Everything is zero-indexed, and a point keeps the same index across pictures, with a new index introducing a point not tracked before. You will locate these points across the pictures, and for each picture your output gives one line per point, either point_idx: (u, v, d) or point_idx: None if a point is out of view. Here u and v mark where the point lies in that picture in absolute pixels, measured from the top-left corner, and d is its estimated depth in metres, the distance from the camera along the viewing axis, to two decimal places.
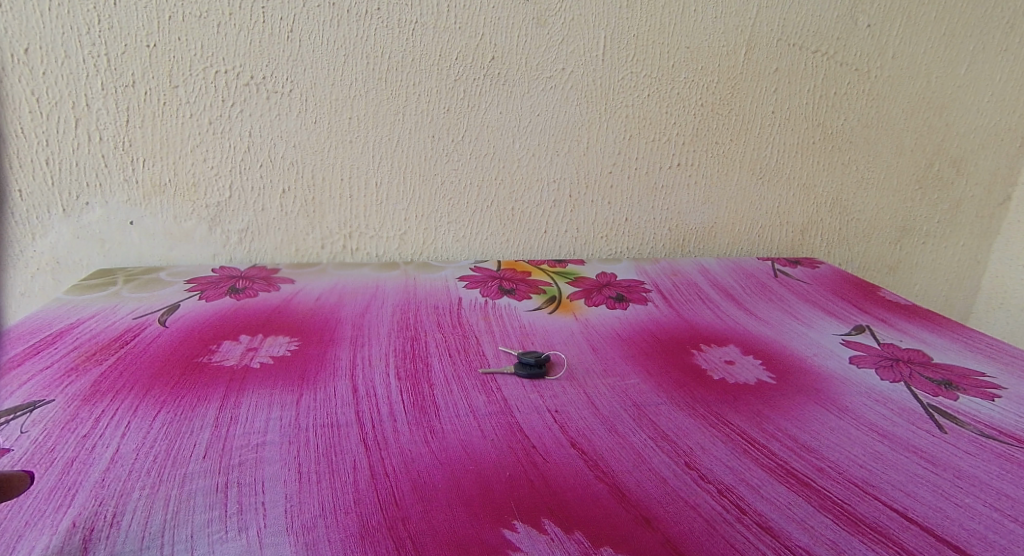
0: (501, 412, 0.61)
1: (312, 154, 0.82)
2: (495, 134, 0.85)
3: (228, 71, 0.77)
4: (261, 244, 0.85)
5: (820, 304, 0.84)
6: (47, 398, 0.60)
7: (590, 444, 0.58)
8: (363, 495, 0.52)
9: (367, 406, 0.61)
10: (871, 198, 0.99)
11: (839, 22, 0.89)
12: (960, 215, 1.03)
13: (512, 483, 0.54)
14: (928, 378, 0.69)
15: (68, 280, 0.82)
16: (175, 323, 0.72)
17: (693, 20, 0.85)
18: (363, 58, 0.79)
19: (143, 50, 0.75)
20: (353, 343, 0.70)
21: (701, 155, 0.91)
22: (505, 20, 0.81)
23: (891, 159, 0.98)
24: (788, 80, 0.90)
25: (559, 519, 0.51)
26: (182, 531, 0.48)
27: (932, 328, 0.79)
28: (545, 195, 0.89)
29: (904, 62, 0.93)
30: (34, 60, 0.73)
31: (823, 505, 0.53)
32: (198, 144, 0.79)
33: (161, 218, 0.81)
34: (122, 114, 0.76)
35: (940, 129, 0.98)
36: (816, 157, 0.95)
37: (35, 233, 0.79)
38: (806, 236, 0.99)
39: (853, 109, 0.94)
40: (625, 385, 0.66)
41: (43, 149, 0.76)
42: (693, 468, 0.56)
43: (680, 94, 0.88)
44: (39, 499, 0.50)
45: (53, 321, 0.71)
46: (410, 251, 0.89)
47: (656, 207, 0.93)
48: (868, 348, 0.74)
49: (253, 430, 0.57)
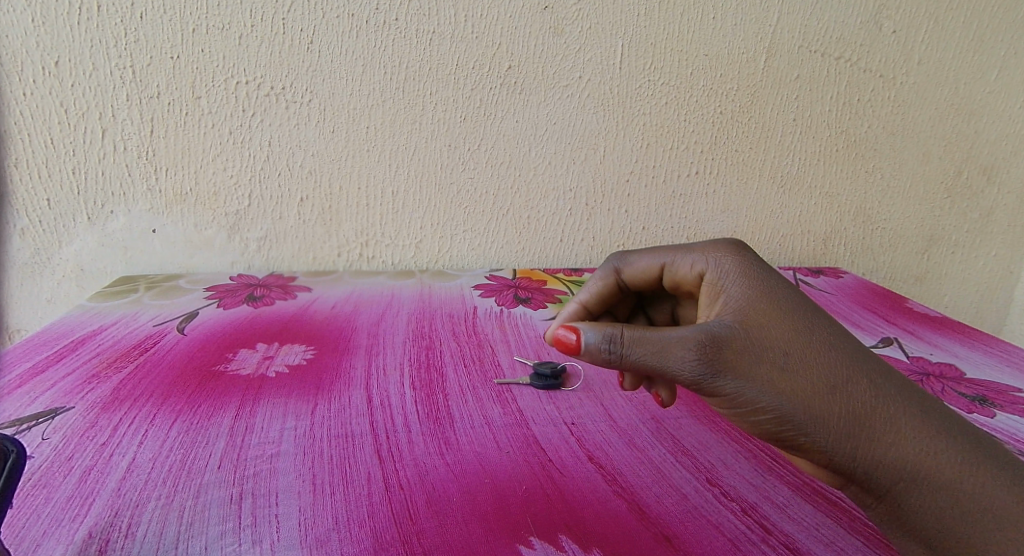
0: (517, 424, 0.61)
1: (330, 162, 0.82)
2: (512, 142, 0.85)
3: (249, 82, 0.78)
4: (279, 251, 0.86)
5: (845, 315, 0.82)
6: (67, 405, 0.61)
7: (608, 458, 0.57)
8: (376, 508, 0.52)
9: (382, 416, 0.61)
10: (897, 206, 0.97)
11: (863, 28, 0.87)
12: (991, 224, 1.00)
13: (530, 497, 0.53)
14: (962, 394, 0.66)
15: (92, 286, 0.83)
16: (193, 330, 0.73)
17: (712, 27, 0.84)
18: (380, 67, 0.80)
19: (167, 62, 0.76)
20: (369, 352, 0.70)
21: (720, 164, 0.90)
22: (522, 29, 0.80)
23: (917, 166, 0.96)
24: (810, 87, 0.89)
25: (577, 537, 0.50)
26: (196, 542, 0.48)
27: (963, 342, 0.77)
28: (561, 204, 0.89)
29: (931, 69, 0.91)
30: (64, 73, 0.74)
31: (853, 527, 0.52)
32: (219, 154, 0.80)
33: (183, 226, 0.82)
34: (147, 124, 0.78)
35: (969, 135, 0.95)
36: (839, 165, 0.93)
37: (61, 241, 0.81)
38: (829, 245, 0.98)
39: (878, 116, 0.92)
40: (643, 398, 0.65)
41: (70, 159, 0.77)
42: (715, 484, 0.55)
43: (699, 101, 0.87)
44: (57, 508, 0.51)
45: (75, 328, 0.72)
46: (426, 259, 0.89)
47: (673, 216, 0.92)
48: (896, 361, 0.72)
49: (268, 441, 0.57)
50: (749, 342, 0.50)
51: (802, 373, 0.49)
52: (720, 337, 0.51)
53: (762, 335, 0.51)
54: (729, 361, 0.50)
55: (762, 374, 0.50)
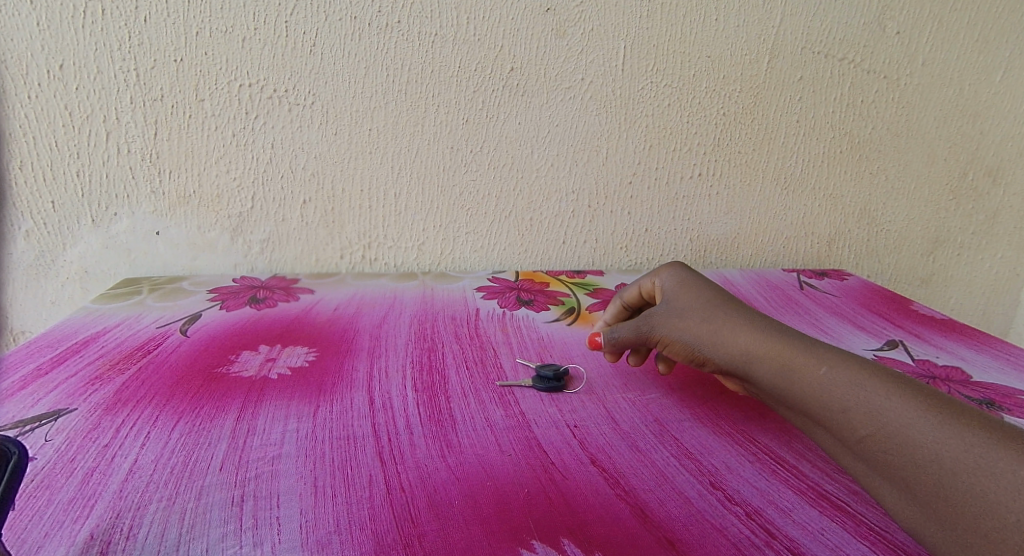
0: (519, 427, 0.60)
1: (332, 165, 0.82)
2: (515, 144, 0.85)
3: (252, 84, 0.78)
4: (282, 254, 0.86)
5: (850, 318, 0.82)
6: (70, 407, 0.61)
7: (610, 461, 0.57)
8: (377, 511, 0.51)
9: (384, 418, 0.61)
10: (902, 208, 0.97)
11: (867, 29, 0.87)
12: (997, 226, 1.00)
13: (532, 500, 0.53)
14: (968, 397, 0.66)
15: (96, 288, 0.83)
16: (196, 332, 0.73)
17: (714, 29, 0.84)
18: (383, 70, 0.80)
19: (171, 65, 0.76)
20: (371, 354, 0.70)
21: (723, 165, 0.90)
22: (525, 31, 0.80)
23: (922, 168, 0.95)
24: (813, 88, 0.88)
25: (579, 540, 0.50)
26: (198, 545, 0.48)
27: (969, 344, 0.76)
28: (563, 206, 0.88)
29: (936, 69, 0.91)
30: (68, 76, 0.75)
31: (859, 532, 0.51)
32: (222, 156, 0.80)
33: (186, 228, 0.83)
34: (150, 127, 0.78)
35: (974, 137, 0.95)
36: (844, 166, 0.93)
37: (65, 243, 0.81)
38: (833, 248, 0.97)
39: (882, 117, 0.92)
40: (646, 401, 0.65)
41: (75, 162, 0.78)
42: (718, 488, 0.55)
43: (702, 103, 0.87)
44: (59, 510, 0.51)
45: (79, 330, 0.72)
46: (428, 262, 0.89)
47: (676, 218, 0.91)
48: (902, 364, 0.72)
49: (270, 443, 0.57)
50: (684, 305, 0.64)
51: (734, 320, 0.60)
52: (664, 306, 0.65)
53: (690, 297, 0.64)
54: (673, 317, 0.63)
55: (699, 321, 0.62)
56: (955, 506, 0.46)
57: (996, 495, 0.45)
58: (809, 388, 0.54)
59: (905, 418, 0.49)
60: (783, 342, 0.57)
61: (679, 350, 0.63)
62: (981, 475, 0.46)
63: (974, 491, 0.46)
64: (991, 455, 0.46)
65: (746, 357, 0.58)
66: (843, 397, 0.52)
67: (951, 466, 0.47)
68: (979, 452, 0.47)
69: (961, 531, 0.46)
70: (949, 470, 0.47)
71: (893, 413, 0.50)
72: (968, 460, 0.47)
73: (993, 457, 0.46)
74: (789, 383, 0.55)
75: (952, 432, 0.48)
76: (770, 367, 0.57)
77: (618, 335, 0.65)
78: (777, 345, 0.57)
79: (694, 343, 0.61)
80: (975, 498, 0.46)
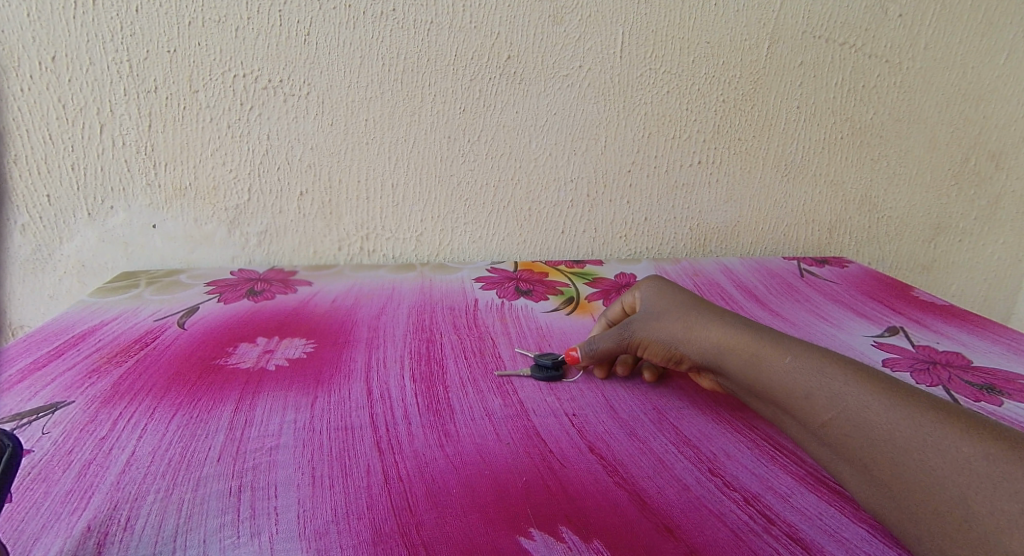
0: (517, 416, 0.60)
1: (328, 156, 0.82)
2: (512, 133, 0.84)
3: (247, 75, 0.78)
4: (279, 246, 0.86)
5: (850, 305, 0.81)
6: (68, 400, 0.61)
7: (608, 449, 0.57)
8: (375, 500, 0.51)
9: (382, 408, 0.60)
10: (904, 194, 0.96)
11: (868, 13, 0.86)
12: (1000, 212, 0.99)
13: (529, 489, 0.52)
14: (969, 382, 0.65)
15: (94, 282, 0.83)
16: (194, 324, 0.73)
17: (713, 14, 0.83)
18: (379, 58, 0.79)
19: (164, 55, 0.76)
20: (369, 345, 0.70)
21: (723, 152, 0.89)
22: (522, 18, 0.80)
23: (924, 154, 0.94)
24: (814, 73, 0.88)
25: (577, 528, 0.49)
26: (195, 535, 0.48)
27: (971, 330, 0.76)
28: (562, 195, 0.88)
29: (938, 53, 0.90)
30: (61, 68, 0.74)
31: (858, 516, 0.51)
32: (217, 148, 0.80)
33: (183, 221, 0.82)
34: (145, 119, 0.77)
35: (977, 121, 0.94)
36: (845, 153, 0.92)
37: (62, 237, 0.81)
38: (834, 235, 0.97)
39: (884, 102, 0.91)
40: (645, 390, 0.64)
41: (70, 155, 0.77)
42: (717, 474, 0.54)
43: (701, 89, 0.86)
44: (56, 502, 0.51)
45: (76, 323, 0.72)
46: (427, 252, 0.89)
47: (676, 206, 0.91)
48: (902, 350, 0.71)
49: (267, 434, 0.57)
50: (666, 303, 0.65)
51: (713, 313, 0.62)
52: (643, 310, 0.66)
53: (667, 300, 0.65)
54: (650, 320, 0.64)
55: (675, 321, 0.63)
56: (914, 484, 0.47)
57: (942, 470, 0.46)
58: (773, 376, 0.55)
59: (862, 399, 0.51)
60: (772, 340, 0.57)
61: (656, 350, 0.64)
62: (930, 452, 0.47)
63: (944, 479, 0.46)
64: (938, 433, 0.47)
65: (718, 351, 0.60)
66: (804, 383, 0.53)
67: (903, 443, 0.48)
68: (928, 431, 0.47)
69: (916, 506, 0.47)
70: (901, 448, 0.48)
71: (850, 395, 0.51)
72: (918, 438, 0.47)
73: (945, 434, 0.47)
74: (755, 375, 0.57)
75: (905, 413, 0.49)
76: (738, 358, 0.58)
77: (598, 346, 0.64)
78: (748, 336, 0.59)
79: (671, 341, 0.62)
80: (944, 484, 0.46)
